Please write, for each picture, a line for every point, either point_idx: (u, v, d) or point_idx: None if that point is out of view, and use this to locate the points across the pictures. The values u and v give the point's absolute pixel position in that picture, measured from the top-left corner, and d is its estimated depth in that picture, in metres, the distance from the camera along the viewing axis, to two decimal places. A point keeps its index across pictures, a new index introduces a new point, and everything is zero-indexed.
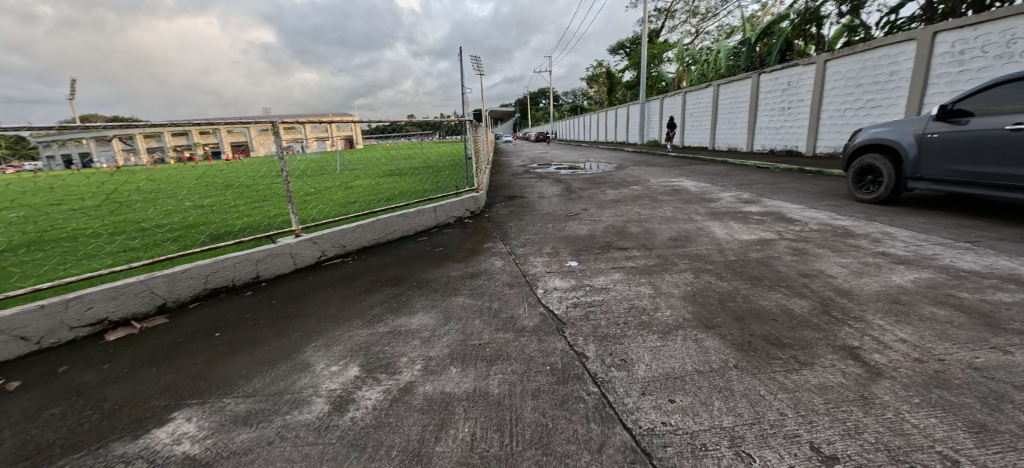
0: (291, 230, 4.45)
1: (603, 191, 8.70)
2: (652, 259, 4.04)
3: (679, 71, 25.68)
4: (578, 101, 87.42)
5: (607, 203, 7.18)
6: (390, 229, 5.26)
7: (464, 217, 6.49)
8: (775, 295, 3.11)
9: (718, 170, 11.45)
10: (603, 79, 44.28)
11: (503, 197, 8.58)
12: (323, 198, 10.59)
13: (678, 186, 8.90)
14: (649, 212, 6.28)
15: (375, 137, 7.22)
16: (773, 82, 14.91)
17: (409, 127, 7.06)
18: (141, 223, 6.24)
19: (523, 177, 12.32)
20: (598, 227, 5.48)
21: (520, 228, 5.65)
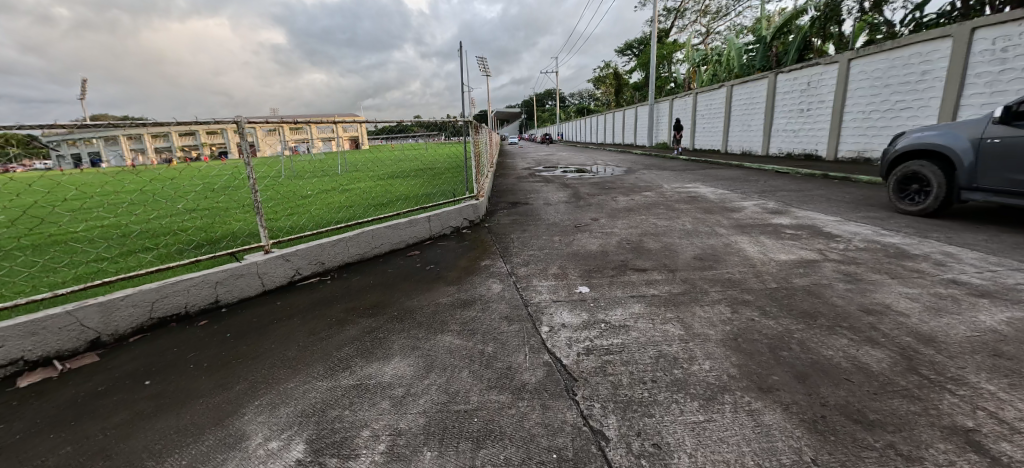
0: (260, 246, 3.89)
1: (614, 197, 8.08)
2: (677, 285, 3.43)
3: (689, 72, 24.99)
4: (585, 102, 86.68)
5: (618, 212, 6.56)
6: (377, 243, 4.69)
7: (463, 227, 5.90)
8: (839, 341, 2.48)
9: (735, 175, 10.78)
10: (611, 80, 43.58)
11: (506, 203, 7.98)
12: (316, 203, 10.04)
13: (694, 192, 8.26)
14: (667, 223, 5.66)
15: (382, 138, 6.74)
16: (791, 83, 14.20)
17: (416, 128, 6.58)
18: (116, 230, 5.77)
19: (528, 181, 11.74)
20: (610, 241, 4.88)
21: (523, 241, 5.05)
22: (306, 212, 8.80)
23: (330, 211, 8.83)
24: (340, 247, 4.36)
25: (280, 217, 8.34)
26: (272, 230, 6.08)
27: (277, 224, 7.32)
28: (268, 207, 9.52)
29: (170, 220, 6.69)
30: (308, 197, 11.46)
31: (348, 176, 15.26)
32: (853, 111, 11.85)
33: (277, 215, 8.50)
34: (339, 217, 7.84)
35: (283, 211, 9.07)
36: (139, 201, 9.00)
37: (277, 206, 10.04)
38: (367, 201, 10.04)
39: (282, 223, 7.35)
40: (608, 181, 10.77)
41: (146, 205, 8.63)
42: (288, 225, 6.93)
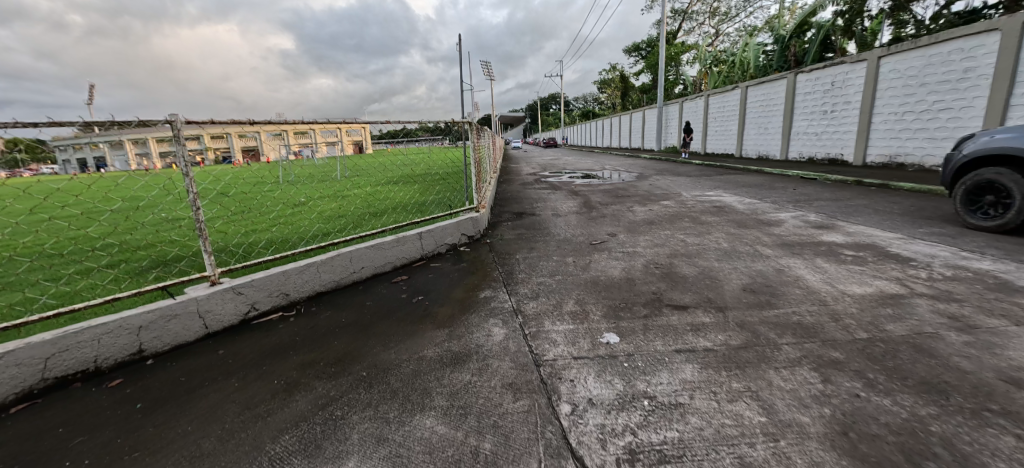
0: (205, 277, 3.14)
1: (631, 207, 7.26)
2: (734, 333, 2.62)
3: (700, 73, 24.17)
4: (590, 106, 85.94)
5: (638, 226, 5.75)
6: (355, 267, 3.93)
7: (461, 244, 5.13)
8: (1004, 443, 1.67)
9: (758, 181, 9.96)
10: (617, 83, 42.86)
11: (510, 214, 7.20)
12: (308, 212, 9.32)
13: (720, 202, 7.44)
14: (697, 240, 4.87)
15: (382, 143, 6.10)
16: (814, 83, 13.33)
17: (421, 133, 5.94)
18: (77, 248, 5.13)
19: (534, 188, 10.96)
20: (635, 265, 4.08)
21: (531, 263, 4.26)
22: (295, 223, 8.08)
23: (320, 221, 8.07)
24: (309, 273, 3.60)
25: (264, 228, 7.62)
26: (248, 245, 5.38)
27: (259, 238, 6.59)
28: (255, 218, 8.82)
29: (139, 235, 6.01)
30: (302, 204, 10.76)
31: (347, 182, 14.52)
32: (882, 113, 11.00)
33: (261, 226, 7.78)
34: (327, 229, 7.07)
35: (268, 222, 8.33)
36: (118, 212, 8.39)
37: (266, 214, 9.34)
38: (362, 210, 9.29)
39: (264, 236, 6.61)
40: (621, 188, 10.00)
41: (125, 217, 8.00)
42: (268, 239, 6.18)
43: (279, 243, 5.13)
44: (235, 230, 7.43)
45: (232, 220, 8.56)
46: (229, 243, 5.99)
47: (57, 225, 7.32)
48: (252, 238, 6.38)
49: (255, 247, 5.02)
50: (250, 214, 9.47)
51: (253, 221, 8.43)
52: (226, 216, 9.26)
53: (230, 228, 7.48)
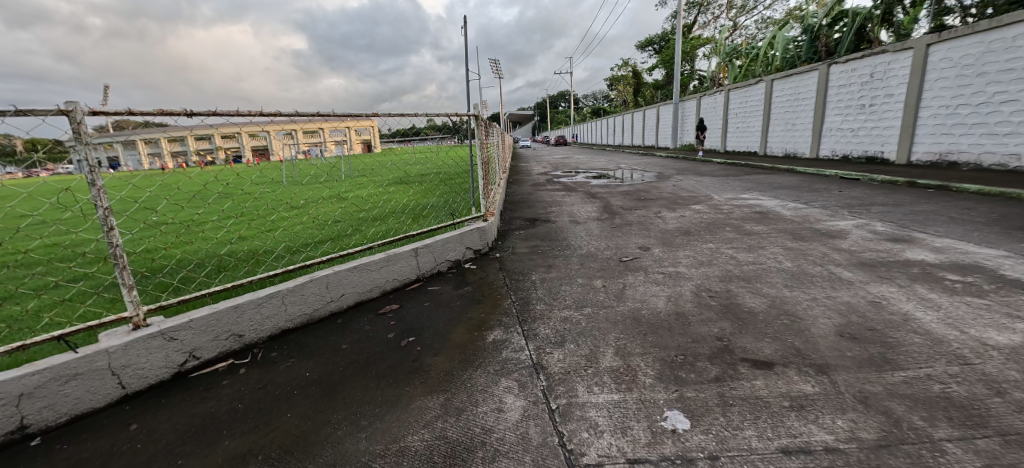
0: (126, 320, 2.43)
1: (659, 213, 6.41)
2: (860, 417, 1.78)
3: (719, 67, 23.07)
4: (600, 103, 84.72)
5: (671, 237, 4.90)
6: (332, 295, 3.18)
7: (466, 260, 4.35)
8: None
9: (794, 182, 9.02)
10: (629, 79, 41.78)
11: (522, 221, 6.39)
12: (304, 216, 8.63)
13: (759, 207, 6.55)
14: (750, 256, 4.02)
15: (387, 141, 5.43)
16: (850, 75, 12.30)
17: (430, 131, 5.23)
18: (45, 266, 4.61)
19: (546, 190, 10.14)
20: (682, 292, 3.24)
21: (552, 288, 3.44)
22: (287, 228, 7.39)
23: (314, 226, 7.36)
24: (269, 307, 2.87)
25: (253, 235, 6.94)
26: (224, 257, 4.70)
27: (243, 247, 5.88)
28: (246, 221, 8.17)
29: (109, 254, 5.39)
30: (300, 206, 10.09)
31: (350, 182, 13.82)
32: (931, 106, 9.98)
33: (250, 231, 7.11)
34: (320, 236, 6.35)
35: (260, 227, 7.65)
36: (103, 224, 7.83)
37: (258, 217, 8.70)
38: (362, 213, 8.58)
39: (248, 245, 5.90)
40: (642, 190, 9.14)
41: (110, 229, 7.45)
42: (252, 250, 5.51)
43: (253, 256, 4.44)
44: (221, 236, 6.75)
45: (221, 224, 7.94)
46: (206, 256, 5.31)
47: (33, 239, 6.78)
48: (235, 248, 5.70)
49: (226, 260, 4.34)
50: (243, 217, 8.83)
51: (242, 226, 7.76)
52: (218, 218, 8.65)
53: (214, 234, 6.80)
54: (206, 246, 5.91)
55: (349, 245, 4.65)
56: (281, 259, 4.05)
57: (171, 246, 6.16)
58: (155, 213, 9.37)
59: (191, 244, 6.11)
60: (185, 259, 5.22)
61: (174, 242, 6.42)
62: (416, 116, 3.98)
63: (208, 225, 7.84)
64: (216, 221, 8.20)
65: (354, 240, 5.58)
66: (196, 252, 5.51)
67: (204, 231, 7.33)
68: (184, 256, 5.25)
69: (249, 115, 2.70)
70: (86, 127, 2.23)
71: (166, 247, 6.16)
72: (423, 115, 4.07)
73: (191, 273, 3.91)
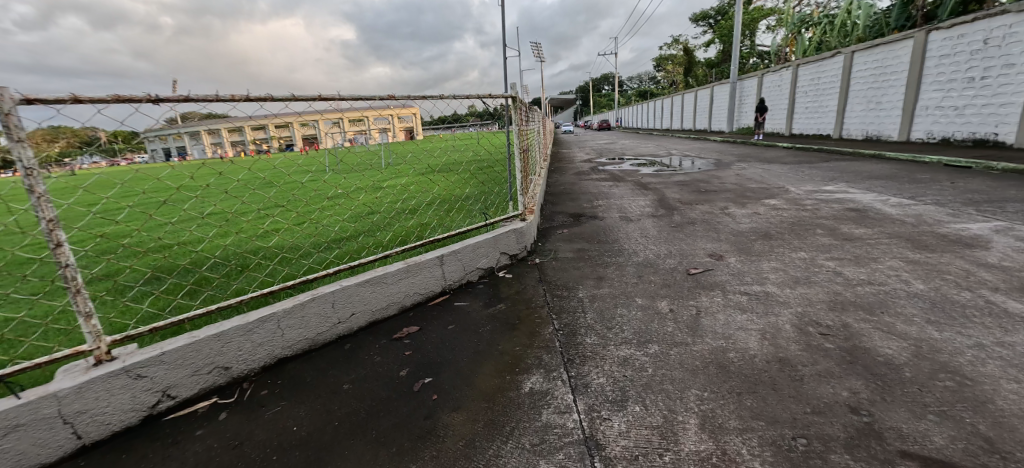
0: (88, 353, 2.03)
1: (726, 209, 5.49)
2: None
3: (786, 40, 20.91)
4: (646, 85, 81.07)
5: (748, 243, 4.04)
6: (339, 315, 2.67)
7: (501, 267, 3.73)
8: None
9: (887, 172, 7.70)
10: (681, 58, 39.22)
11: (565, 217, 5.69)
12: (340, 206, 8.35)
13: (851, 203, 5.48)
14: (861, 272, 3.13)
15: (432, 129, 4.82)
16: (954, 43, 10.58)
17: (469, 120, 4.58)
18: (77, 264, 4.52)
19: (592, 179, 9.33)
20: (780, 326, 2.45)
21: (604, 312, 2.76)
22: (321, 219, 7.11)
23: (348, 218, 7.02)
24: (261, 333, 2.39)
25: (287, 227, 6.70)
26: (245, 257, 4.37)
27: (272, 240, 5.60)
28: (284, 212, 8.01)
29: (139, 249, 5.28)
30: (338, 195, 9.89)
31: (390, 170, 13.57)
32: None
33: (284, 222, 6.88)
34: (350, 229, 5.98)
35: (295, 218, 7.42)
36: (151, 217, 7.95)
37: (296, 208, 8.55)
38: (398, 204, 8.20)
39: (278, 238, 5.61)
40: (702, 180, 8.13)
41: (155, 222, 7.52)
42: (280, 244, 5.19)
43: (271, 257, 4.05)
44: (255, 227, 6.57)
45: (258, 216, 7.82)
46: (233, 249, 5.04)
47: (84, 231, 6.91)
48: (263, 241, 5.42)
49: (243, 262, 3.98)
50: (281, 206, 8.70)
51: (277, 217, 7.58)
52: (258, 209, 8.58)
53: (249, 224, 6.62)
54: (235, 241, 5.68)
55: (374, 247, 4.17)
56: (296, 266, 3.62)
57: (206, 236, 6.02)
58: (201, 203, 9.50)
59: (223, 236, 5.92)
60: (211, 252, 4.98)
61: (209, 233, 6.30)
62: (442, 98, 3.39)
63: (246, 215, 7.74)
64: (255, 210, 8.11)
65: (384, 235, 5.12)
66: (223, 244, 5.28)
67: (242, 222, 7.23)
68: (209, 250, 4.99)
69: (230, 100, 2.21)
70: (18, 118, 1.80)
71: (201, 238, 6.02)
72: (448, 97, 3.46)
73: (199, 278, 3.56)
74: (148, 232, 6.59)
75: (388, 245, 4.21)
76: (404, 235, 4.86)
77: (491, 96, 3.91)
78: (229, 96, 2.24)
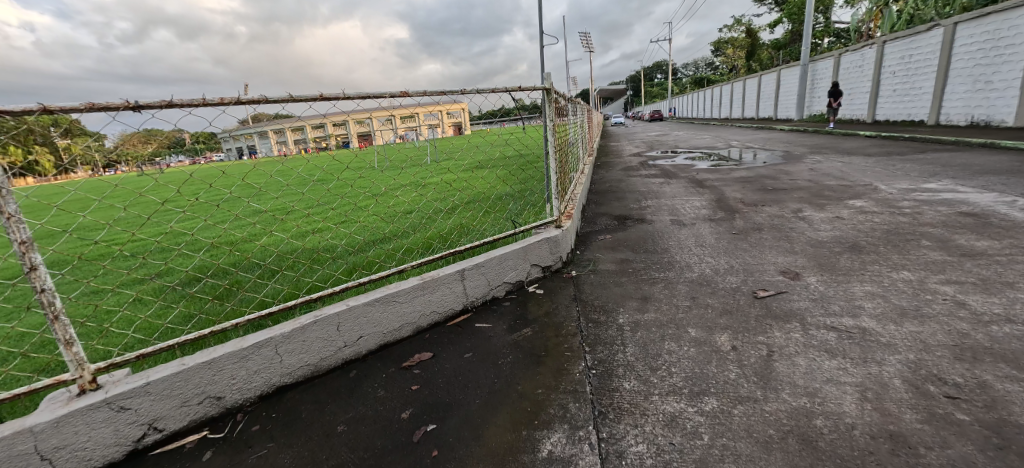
0: (70, 382, 1.83)
1: (799, 212, 4.75)
2: None
3: (870, 15, 18.81)
4: (703, 71, 76.77)
5: (830, 257, 3.38)
6: (347, 338, 2.36)
7: (532, 281, 3.32)
8: None
9: (1002, 167, 6.50)
10: (742, 41, 36.59)
11: (609, 220, 5.17)
12: (383, 204, 8.33)
13: (960, 206, 4.58)
14: (992, 305, 2.45)
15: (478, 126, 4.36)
16: None
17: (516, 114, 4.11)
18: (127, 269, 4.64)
19: (641, 175, 8.66)
20: (887, 381, 1.88)
21: (649, 346, 2.28)
22: (362, 219, 7.07)
23: (387, 217, 6.93)
24: (257, 359, 2.10)
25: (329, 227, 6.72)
26: (278, 263, 4.31)
27: (311, 242, 5.58)
28: (329, 211, 8.08)
29: (190, 253, 5.43)
30: (383, 193, 9.92)
31: (434, 166, 13.54)
32: None
33: (325, 223, 6.87)
34: (386, 230, 5.86)
35: (338, 217, 7.46)
36: (210, 217, 8.32)
37: (339, 206, 8.59)
38: (439, 202, 8.05)
39: (317, 239, 5.59)
40: (769, 176, 7.25)
41: (213, 223, 7.84)
42: (316, 248, 5.13)
43: (299, 266, 3.92)
44: (299, 228, 6.63)
45: (303, 216, 7.92)
46: (271, 254, 5.04)
47: (150, 234, 7.32)
48: (301, 244, 5.37)
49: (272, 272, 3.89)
50: (328, 205, 8.83)
51: (321, 216, 7.63)
52: (306, 208, 8.75)
53: (292, 226, 6.69)
54: (276, 243, 5.69)
55: (401, 256, 3.92)
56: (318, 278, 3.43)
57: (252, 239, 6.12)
58: (257, 203, 9.86)
59: (267, 239, 6.00)
60: (252, 256, 5.01)
61: (256, 234, 6.42)
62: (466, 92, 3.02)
63: (294, 216, 7.89)
64: (303, 209, 8.25)
65: (417, 238, 4.91)
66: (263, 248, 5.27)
67: (287, 222, 7.33)
68: (251, 253, 5.03)
69: (218, 103, 2.00)
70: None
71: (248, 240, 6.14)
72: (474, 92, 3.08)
73: (226, 289, 3.47)
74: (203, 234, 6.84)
75: (416, 254, 3.95)
76: (436, 240, 4.60)
77: (525, 87, 3.48)
78: (217, 99, 2.02)
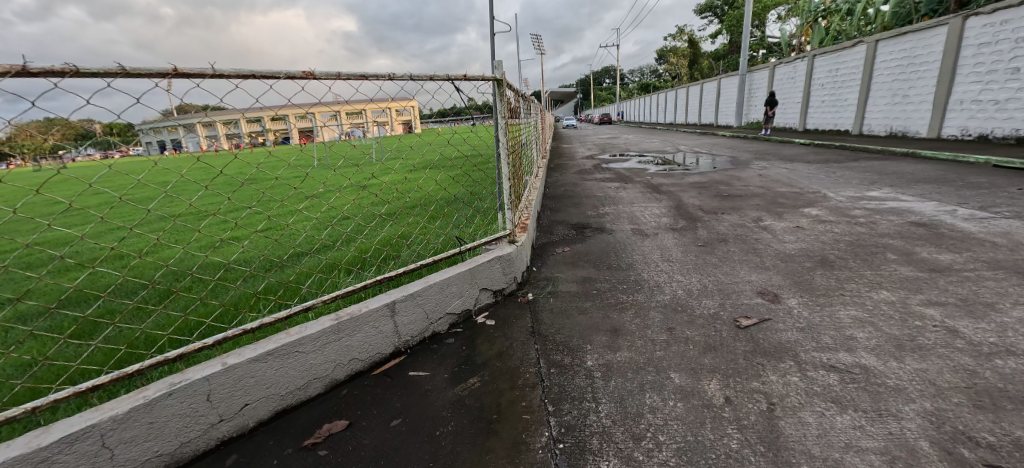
0: None
1: (760, 221, 4.58)
2: None
3: (802, 29, 20.05)
4: (648, 78, 79.85)
5: (804, 274, 3.13)
6: (223, 406, 1.74)
7: (480, 309, 2.79)
8: None
9: (930, 175, 6.83)
10: (685, 50, 38.22)
11: (566, 229, 4.76)
12: (319, 207, 7.54)
13: (909, 215, 4.60)
14: (988, 333, 2.23)
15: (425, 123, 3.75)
16: (996, 31, 9.98)
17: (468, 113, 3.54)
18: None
19: (595, 179, 8.42)
20: (913, 445, 1.54)
21: (627, 402, 1.83)
22: (292, 225, 6.27)
23: (324, 223, 6.21)
24: (68, 460, 1.44)
25: (254, 236, 5.94)
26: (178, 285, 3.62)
27: (228, 256, 4.83)
28: (255, 216, 7.15)
29: (74, 272, 4.56)
30: (321, 194, 9.09)
31: (380, 165, 12.65)
32: None
33: (247, 232, 6.00)
34: (319, 240, 5.20)
35: (266, 223, 6.63)
36: (109, 223, 7.21)
37: (268, 210, 7.66)
38: (383, 205, 7.39)
39: (233, 253, 4.79)
40: (721, 181, 7.20)
41: (112, 231, 6.76)
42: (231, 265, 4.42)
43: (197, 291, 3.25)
44: (215, 238, 5.74)
45: (222, 221, 6.94)
46: (174, 272, 4.29)
47: (31, 244, 6.20)
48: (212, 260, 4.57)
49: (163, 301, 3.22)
50: (257, 207, 7.92)
51: (243, 222, 6.71)
52: (229, 212, 7.75)
53: (207, 237, 5.79)
54: (182, 259, 4.83)
55: (328, 277, 3.33)
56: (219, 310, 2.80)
57: (156, 252, 5.26)
58: (172, 205, 8.72)
59: (177, 253, 5.17)
60: (150, 276, 4.24)
61: (162, 245, 5.54)
62: (394, 78, 2.39)
63: (213, 221, 6.91)
64: (225, 213, 7.33)
65: (352, 250, 4.31)
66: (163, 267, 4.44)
67: (202, 231, 6.37)
68: (148, 272, 4.25)
69: None
70: None
71: (151, 254, 5.27)
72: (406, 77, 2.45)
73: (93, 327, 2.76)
74: (96, 245, 5.83)
75: (348, 273, 3.37)
76: (374, 252, 4.03)
77: (473, 77, 2.85)
78: None
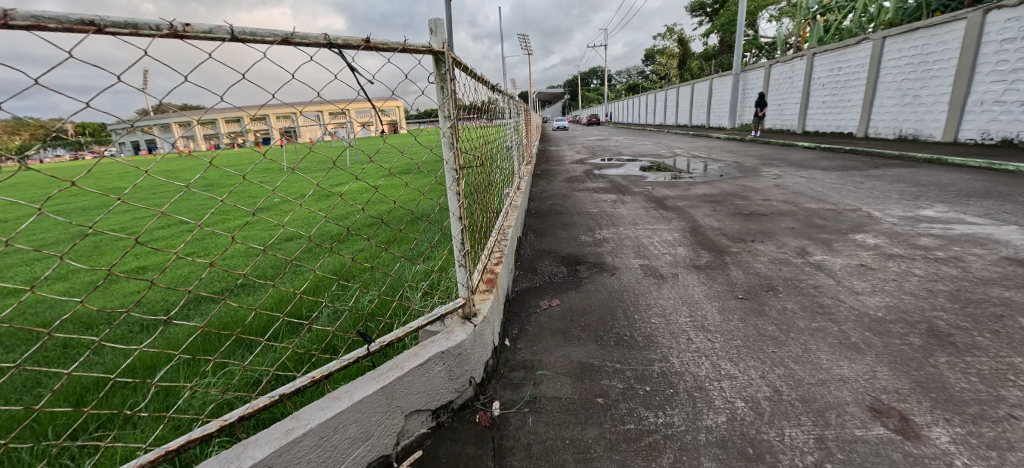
0: None
1: (806, 256, 3.51)
2: None
3: (799, 28, 19.27)
4: (636, 77, 79.24)
5: (922, 364, 2.02)
6: None
7: (402, 451, 1.61)
8: None
9: (977, 187, 5.85)
10: (675, 50, 37.42)
11: (554, 265, 3.62)
12: (262, 222, 6.37)
13: (997, 247, 3.56)
14: None
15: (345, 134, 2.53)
16: (1022, 26, 9.12)
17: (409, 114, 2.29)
18: None
19: (588, 189, 7.31)
20: None
21: None
22: (220, 251, 5.13)
23: (259, 248, 5.11)
24: None
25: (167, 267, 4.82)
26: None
27: (115, 303, 3.77)
28: (182, 237, 5.98)
29: None
30: (275, 204, 7.92)
31: (353, 169, 11.39)
32: None
33: (162, 263, 4.87)
34: (239, 276, 4.09)
35: (193, 246, 5.50)
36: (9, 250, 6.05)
37: (204, 228, 6.49)
38: (341, 221, 6.24)
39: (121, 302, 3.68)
40: (735, 195, 6.15)
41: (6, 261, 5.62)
42: (106, 321, 3.34)
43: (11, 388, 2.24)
44: (118, 274, 4.61)
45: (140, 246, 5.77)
46: (26, 330, 3.23)
47: None
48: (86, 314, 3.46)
49: None
50: (192, 223, 6.78)
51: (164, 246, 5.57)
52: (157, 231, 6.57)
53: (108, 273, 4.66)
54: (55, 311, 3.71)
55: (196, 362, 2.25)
56: None
57: (30, 293, 4.15)
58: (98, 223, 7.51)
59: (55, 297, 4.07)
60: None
61: (47, 285, 4.43)
62: (189, 35, 1.14)
63: (129, 247, 5.75)
64: (150, 234, 6.20)
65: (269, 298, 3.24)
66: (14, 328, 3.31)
67: (109, 260, 5.22)
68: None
69: None
70: None
71: (24, 297, 4.16)
72: (210, 36, 1.16)
73: None
74: None
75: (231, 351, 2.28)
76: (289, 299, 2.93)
77: (382, 43, 1.54)
78: None
